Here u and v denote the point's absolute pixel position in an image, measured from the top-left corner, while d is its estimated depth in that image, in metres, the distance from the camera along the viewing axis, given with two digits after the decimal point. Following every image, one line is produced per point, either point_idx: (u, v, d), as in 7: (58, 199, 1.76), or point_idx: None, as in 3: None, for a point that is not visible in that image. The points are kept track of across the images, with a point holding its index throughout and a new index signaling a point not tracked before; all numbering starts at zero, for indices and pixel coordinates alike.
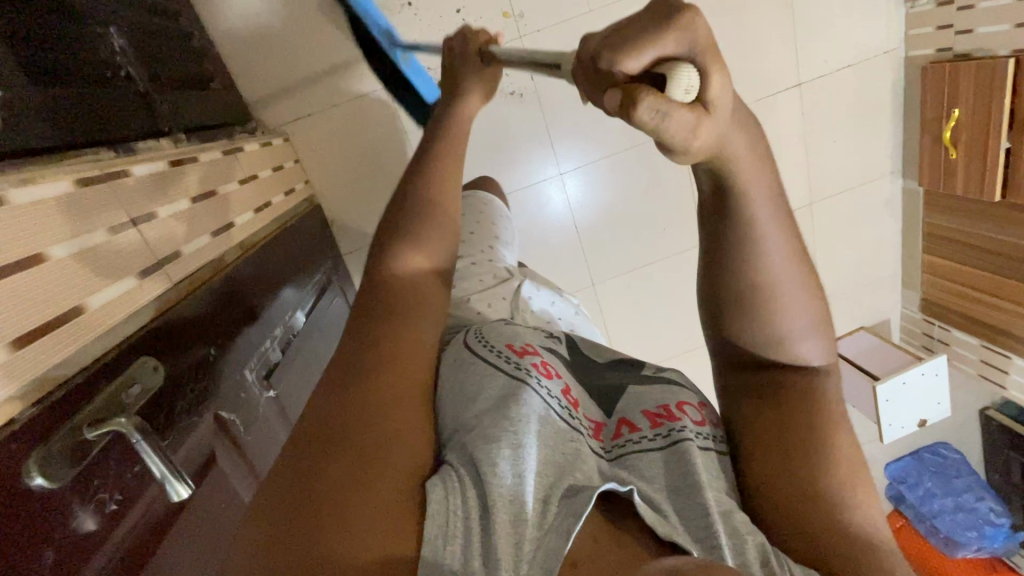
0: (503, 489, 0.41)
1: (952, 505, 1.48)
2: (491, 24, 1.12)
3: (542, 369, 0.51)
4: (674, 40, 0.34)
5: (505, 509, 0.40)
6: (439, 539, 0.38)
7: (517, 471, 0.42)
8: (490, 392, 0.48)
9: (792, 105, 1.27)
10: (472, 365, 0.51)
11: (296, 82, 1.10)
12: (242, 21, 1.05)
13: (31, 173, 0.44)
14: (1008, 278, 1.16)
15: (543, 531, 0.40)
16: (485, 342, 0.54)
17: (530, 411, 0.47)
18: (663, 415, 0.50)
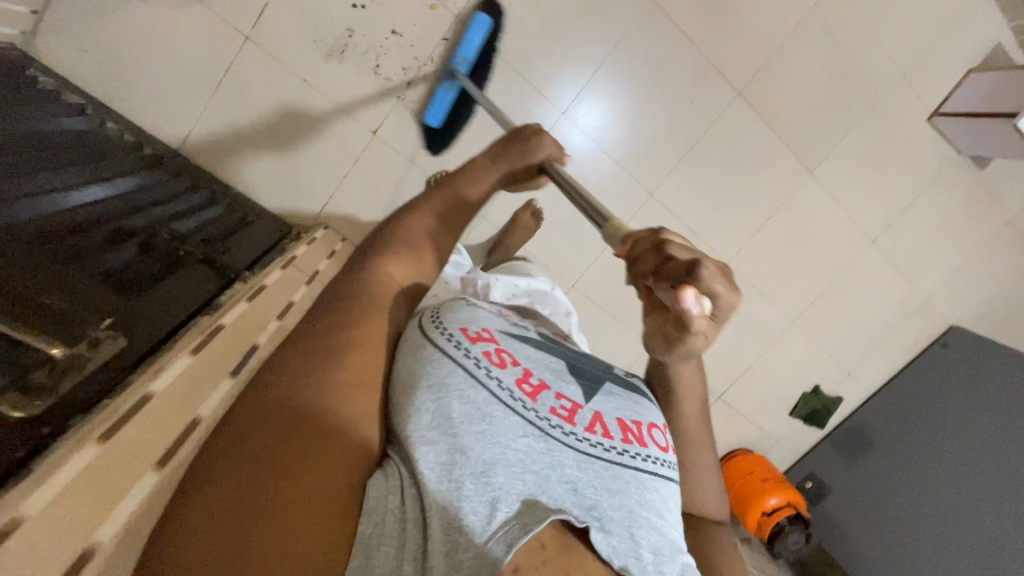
0: (436, 494, 0.49)
1: None
2: (425, 22, 1.11)
3: (495, 359, 0.59)
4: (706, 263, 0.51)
5: (442, 514, 0.48)
6: (375, 539, 0.45)
7: (454, 475, 0.50)
8: (440, 382, 0.55)
9: None
10: (424, 352, 0.58)
11: (306, 177, 1.21)
12: (240, 156, 1.16)
13: (160, 362, 0.60)
14: None
15: (483, 539, 0.47)
16: (440, 327, 0.60)
17: (478, 405, 0.55)
18: (634, 432, 0.62)
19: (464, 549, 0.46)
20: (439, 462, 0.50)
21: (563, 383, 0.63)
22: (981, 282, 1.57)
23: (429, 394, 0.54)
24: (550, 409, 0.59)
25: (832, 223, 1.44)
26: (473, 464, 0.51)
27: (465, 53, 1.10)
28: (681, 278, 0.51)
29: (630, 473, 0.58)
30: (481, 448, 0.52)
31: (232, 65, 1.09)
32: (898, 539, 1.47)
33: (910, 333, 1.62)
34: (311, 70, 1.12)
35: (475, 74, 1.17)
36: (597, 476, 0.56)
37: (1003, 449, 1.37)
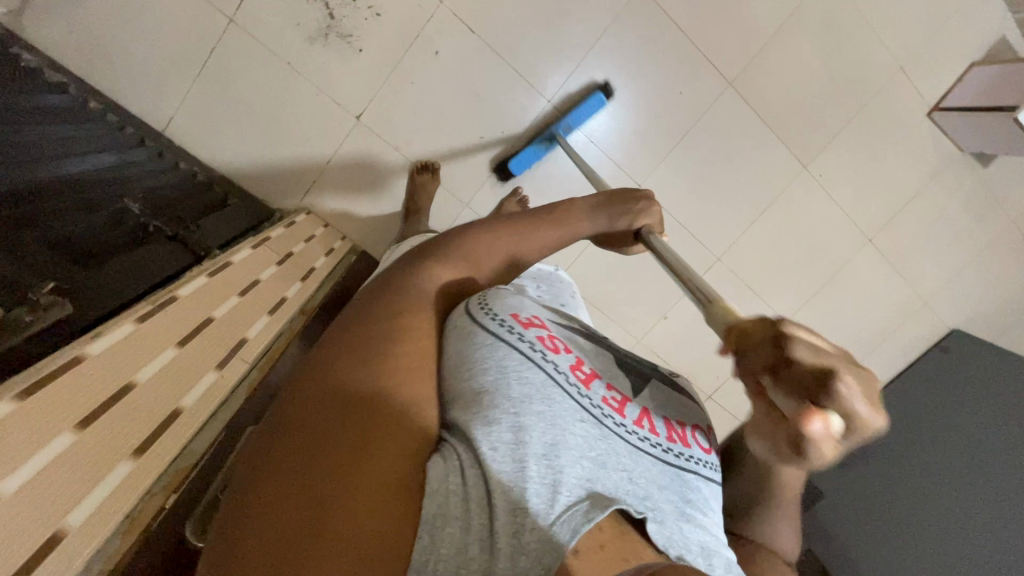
0: (499, 476, 0.45)
1: None
2: (410, 7, 1.10)
3: (547, 344, 0.57)
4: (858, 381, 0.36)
5: (507, 494, 0.44)
6: (439, 521, 0.42)
7: (517, 455, 0.46)
8: (495, 364, 0.53)
9: None
10: (476, 334, 0.55)
11: (289, 162, 1.20)
12: (224, 139, 1.16)
13: (100, 329, 0.54)
14: None
15: (549, 519, 0.43)
16: (491, 311, 0.58)
17: (534, 387, 0.52)
18: (678, 432, 0.59)
19: (531, 529, 0.42)
20: (502, 441, 0.47)
21: (611, 375, 0.61)
22: (982, 284, 1.52)
23: (488, 376, 0.51)
24: (601, 397, 0.56)
25: (827, 221, 1.40)
26: (535, 446, 0.47)
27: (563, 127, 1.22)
28: (810, 396, 0.35)
29: (673, 471, 0.55)
30: (542, 431, 0.49)
31: (217, 47, 1.09)
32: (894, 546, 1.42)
33: (908, 336, 1.58)
34: (296, 53, 1.12)
35: (460, 60, 1.16)
36: (644, 469, 0.53)
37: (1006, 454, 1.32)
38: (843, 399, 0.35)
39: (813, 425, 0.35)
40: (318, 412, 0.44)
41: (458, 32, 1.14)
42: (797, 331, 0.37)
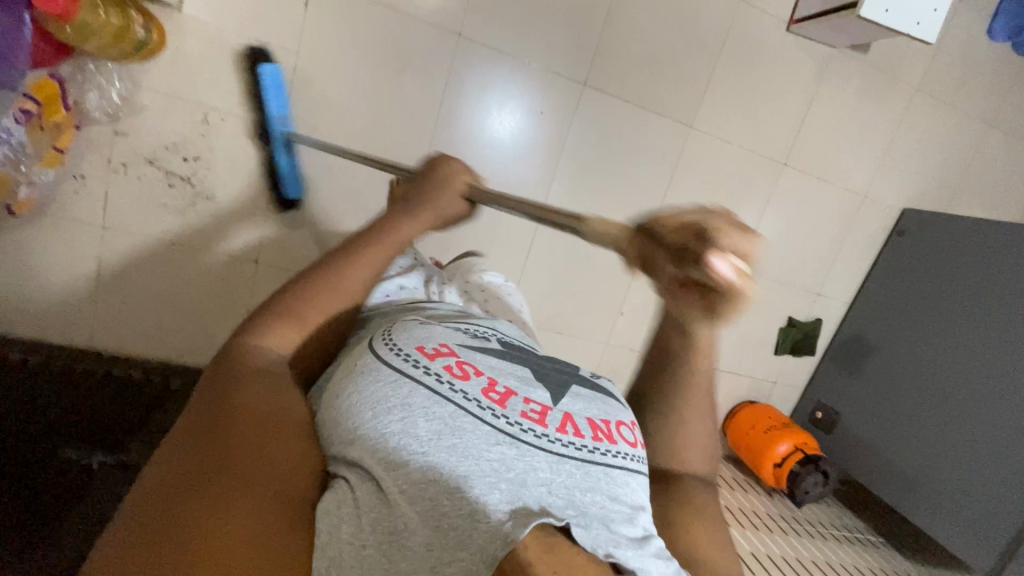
0: (410, 509, 0.50)
1: None
2: (257, 148, 1.13)
3: (457, 371, 0.59)
4: (731, 233, 0.49)
5: (425, 523, 0.49)
6: (337, 562, 0.46)
7: (423, 487, 0.51)
8: (398, 402, 0.55)
9: None
10: (381, 373, 0.58)
11: (208, 326, 1.22)
12: (144, 329, 1.19)
13: None
14: None
15: (476, 545, 0.48)
16: (395, 348, 0.61)
17: (442, 419, 0.55)
18: (604, 429, 0.61)
19: (448, 560, 0.47)
20: (413, 479, 0.51)
21: (530, 387, 0.62)
22: (912, 158, 1.50)
23: (389, 415, 0.55)
24: (521, 412, 0.58)
25: (736, 163, 1.39)
26: (445, 480, 0.51)
27: (274, 107, 1.07)
28: (703, 247, 0.48)
29: (602, 470, 0.57)
30: (456, 461, 0.52)
31: (102, 255, 1.13)
32: (919, 453, 1.40)
33: (863, 233, 1.56)
34: (172, 229, 1.15)
35: (324, 172, 1.18)
36: (569, 476, 0.55)
37: (998, 330, 1.31)
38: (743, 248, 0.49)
39: (724, 270, 0.47)
40: (205, 469, 0.47)
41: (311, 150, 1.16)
42: (700, 220, 0.49)
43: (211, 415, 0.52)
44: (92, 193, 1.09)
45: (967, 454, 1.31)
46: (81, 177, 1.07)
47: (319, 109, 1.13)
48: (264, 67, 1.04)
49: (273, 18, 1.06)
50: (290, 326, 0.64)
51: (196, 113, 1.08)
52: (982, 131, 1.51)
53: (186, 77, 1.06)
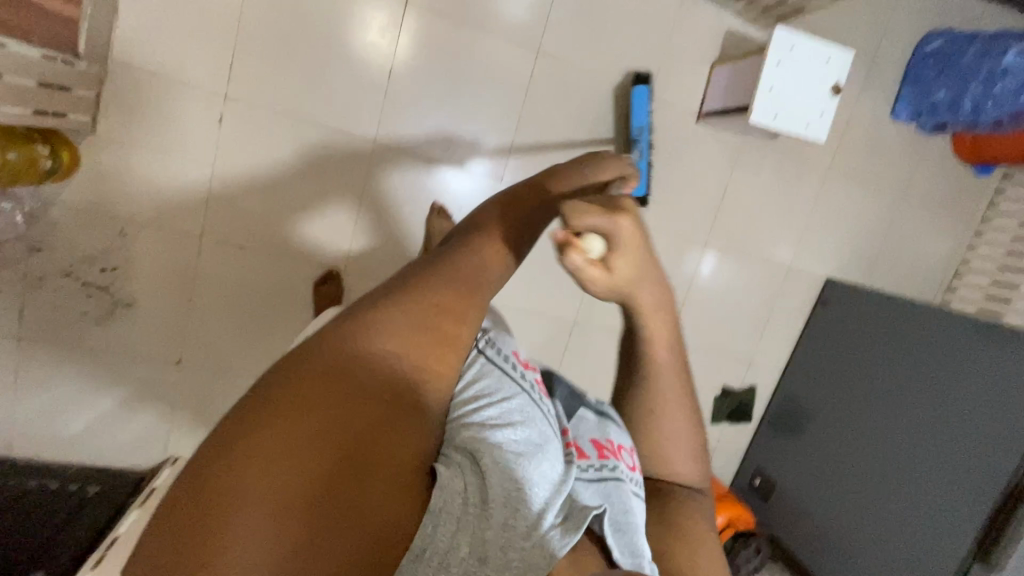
0: (499, 489, 0.42)
1: (978, 90, 1.33)
2: (176, 255, 1.15)
3: (539, 387, 0.58)
4: (606, 219, 0.46)
5: (502, 508, 0.41)
6: (437, 518, 0.38)
7: (514, 472, 0.44)
8: (498, 389, 0.51)
9: (428, 22, 1.16)
10: (479, 362, 0.53)
11: (134, 428, 1.21)
12: (64, 438, 1.18)
13: None
14: None
15: (534, 543, 0.42)
16: (490, 345, 0.57)
17: (527, 414, 0.50)
18: (608, 448, 0.56)
19: (513, 549, 0.40)
20: (506, 458, 0.44)
21: (564, 417, 0.59)
22: (833, 229, 1.56)
23: (488, 398, 0.49)
24: (562, 439, 0.55)
25: (661, 243, 1.43)
26: (532, 466, 0.46)
27: (641, 120, 1.26)
28: (572, 224, 0.46)
29: (610, 486, 0.52)
30: (542, 456, 0.48)
31: (18, 368, 1.13)
32: (862, 508, 1.39)
33: (791, 300, 1.61)
34: (92, 338, 1.15)
35: (247, 272, 1.19)
36: (589, 490, 0.50)
37: (922, 389, 1.35)
38: (604, 221, 0.46)
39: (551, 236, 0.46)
40: (313, 379, 0.35)
41: (230, 253, 1.17)
42: (592, 203, 0.48)
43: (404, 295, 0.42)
44: (7, 308, 1.09)
45: (915, 506, 1.29)
46: None
47: (238, 213, 1.16)
48: (639, 86, 1.25)
49: (190, 135, 1.10)
50: (495, 234, 0.51)
51: (113, 226, 1.10)
52: (899, 201, 1.58)
53: (102, 194, 1.08)
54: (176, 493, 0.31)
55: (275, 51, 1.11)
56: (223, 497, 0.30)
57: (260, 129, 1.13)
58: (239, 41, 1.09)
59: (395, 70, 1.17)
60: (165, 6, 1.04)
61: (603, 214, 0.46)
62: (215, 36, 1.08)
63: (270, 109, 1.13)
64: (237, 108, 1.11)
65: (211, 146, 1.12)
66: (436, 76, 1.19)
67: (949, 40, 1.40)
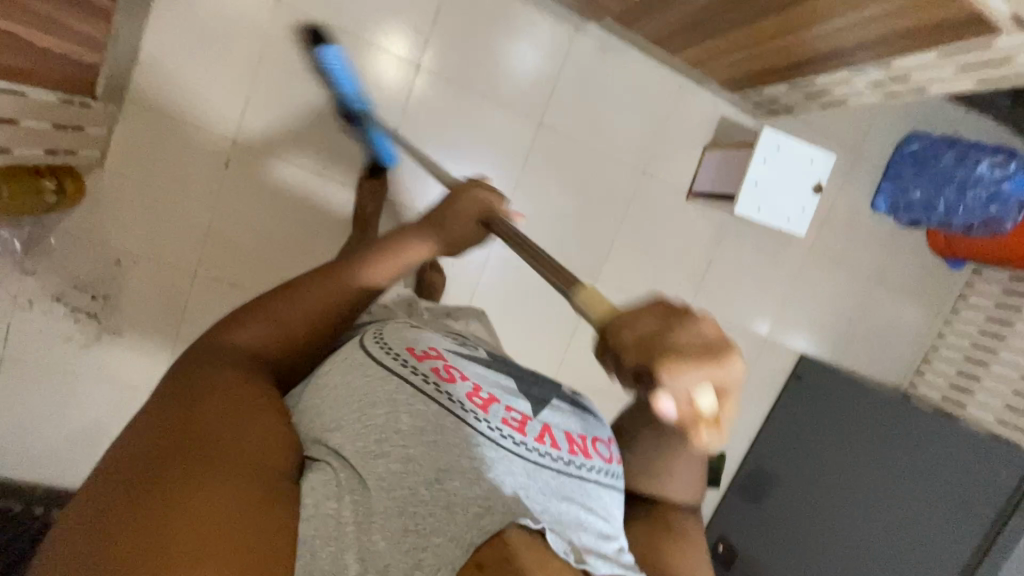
0: (385, 500, 0.47)
1: (953, 194, 1.42)
2: (168, 288, 1.17)
3: (443, 373, 0.59)
4: (713, 368, 0.42)
5: (398, 519, 0.46)
6: (318, 540, 0.44)
7: (399, 484, 0.49)
8: (383, 397, 0.55)
9: (436, 87, 1.21)
10: (367, 369, 0.58)
11: (105, 453, 1.21)
12: (32, 459, 1.17)
13: None
14: (741, 28, 0.99)
15: (450, 539, 0.45)
16: (386, 347, 0.61)
17: (421, 417, 0.54)
18: (579, 443, 0.61)
19: (424, 550, 0.44)
20: (386, 471, 0.49)
21: (514, 397, 0.61)
22: (809, 308, 1.62)
23: (374, 409, 0.54)
24: (501, 420, 0.58)
25: None
26: (426, 473, 0.49)
27: (347, 85, 1.10)
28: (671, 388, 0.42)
29: (576, 482, 0.57)
30: (434, 457, 0.51)
31: None
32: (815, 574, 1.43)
33: (765, 373, 1.65)
34: (74, 363, 1.15)
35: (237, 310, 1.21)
36: (547, 483, 0.54)
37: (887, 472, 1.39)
38: (709, 371, 0.42)
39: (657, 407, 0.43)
40: (152, 456, 0.44)
41: (221, 291, 1.19)
42: (709, 355, 0.42)
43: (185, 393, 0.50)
44: None
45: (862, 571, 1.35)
46: None
47: (234, 252, 1.18)
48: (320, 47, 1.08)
49: (196, 174, 1.14)
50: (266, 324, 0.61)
51: (110, 257, 1.12)
52: (872, 287, 1.65)
53: (101, 225, 1.11)
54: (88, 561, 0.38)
55: (286, 103, 1.15)
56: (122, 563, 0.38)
57: (264, 175, 1.17)
58: (254, 91, 1.13)
59: (401, 130, 1.21)
60: (184, 55, 1.09)
61: (709, 371, 0.42)
62: (229, 85, 1.12)
63: (276, 157, 1.17)
64: (244, 154, 1.15)
65: (215, 188, 1.15)
66: (440, 138, 1.24)
67: (928, 146, 1.49)
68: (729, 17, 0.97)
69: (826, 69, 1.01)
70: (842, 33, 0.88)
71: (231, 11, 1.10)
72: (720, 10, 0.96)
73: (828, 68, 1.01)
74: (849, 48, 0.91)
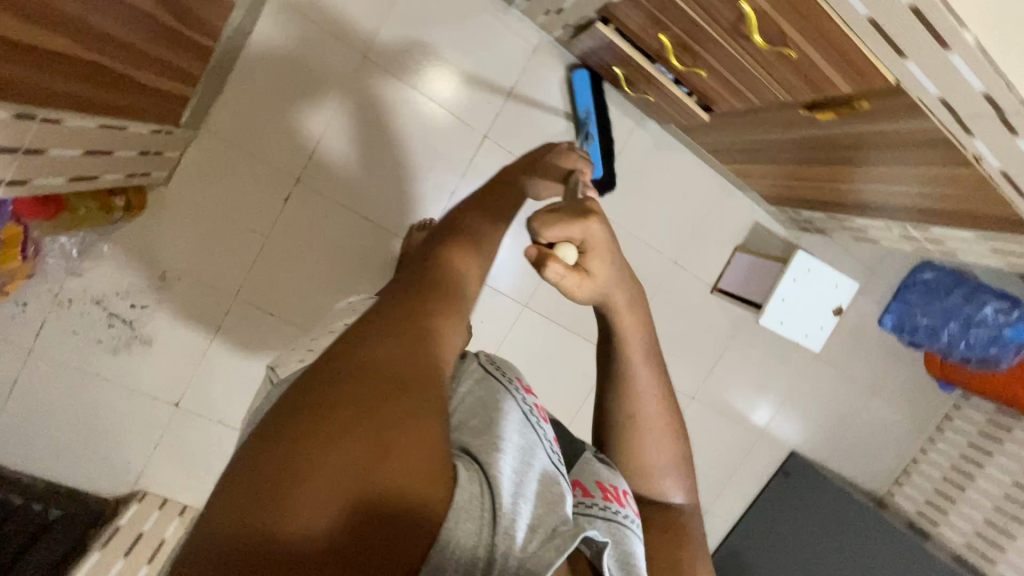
0: (505, 490, 0.39)
1: (957, 327, 1.51)
2: (205, 306, 1.19)
3: (539, 413, 0.54)
4: (576, 225, 0.54)
5: (507, 510, 0.38)
6: (459, 514, 0.35)
7: (516, 482, 0.41)
8: (497, 403, 0.49)
9: (498, 154, 1.26)
10: (481, 381, 0.52)
11: (114, 454, 1.22)
12: (42, 450, 1.18)
13: None
14: (796, 163, 1.06)
15: (533, 550, 0.38)
16: (495, 366, 0.56)
17: (524, 431, 0.47)
18: (612, 491, 0.54)
19: (518, 557, 0.36)
20: (509, 465, 0.42)
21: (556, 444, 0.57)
22: (805, 408, 1.69)
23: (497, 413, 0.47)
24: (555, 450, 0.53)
25: None
26: (530, 477, 0.43)
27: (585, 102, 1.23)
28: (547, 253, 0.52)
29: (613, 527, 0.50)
30: (534, 467, 0.44)
31: (18, 377, 1.14)
32: None
33: (755, 463, 1.71)
34: (102, 364, 1.17)
35: (267, 337, 1.23)
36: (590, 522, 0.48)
37: None
38: (570, 229, 0.54)
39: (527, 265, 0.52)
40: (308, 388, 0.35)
41: (255, 317, 1.22)
42: (591, 225, 0.54)
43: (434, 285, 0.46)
44: (28, 321, 1.12)
45: None
46: (22, 305, 1.11)
47: (277, 282, 1.21)
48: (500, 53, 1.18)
49: (253, 206, 1.17)
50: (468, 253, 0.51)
51: (155, 269, 1.15)
52: (867, 397, 1.73)
53: (153, 238, 1.13)
54: (267, 476, 0.32)
55: (354, 148, 1.19)
56: (290, 483, 0.31)
57: (320, 212, 1.20)
58: (326, 137, 1.17)
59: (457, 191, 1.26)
60: (267, 90, 1.13)
61: (568, 225, 0.53)
62: (303, 123, 1.16)
63: (335, 197, 1.20)
64: (305, 190, 1.18)
65: (270, 218, 1.18)
66: None
67: (942, 277, 1.55)
68: (789, 154, 1.04)
69: (867, 213, 1.08)
70: (891, 195, 0.95)
71: (318, 58, 1.14)
72: (782, 147, 1.02)
73: (869, 213, 1.08)
74: (894, 206, 0.98)
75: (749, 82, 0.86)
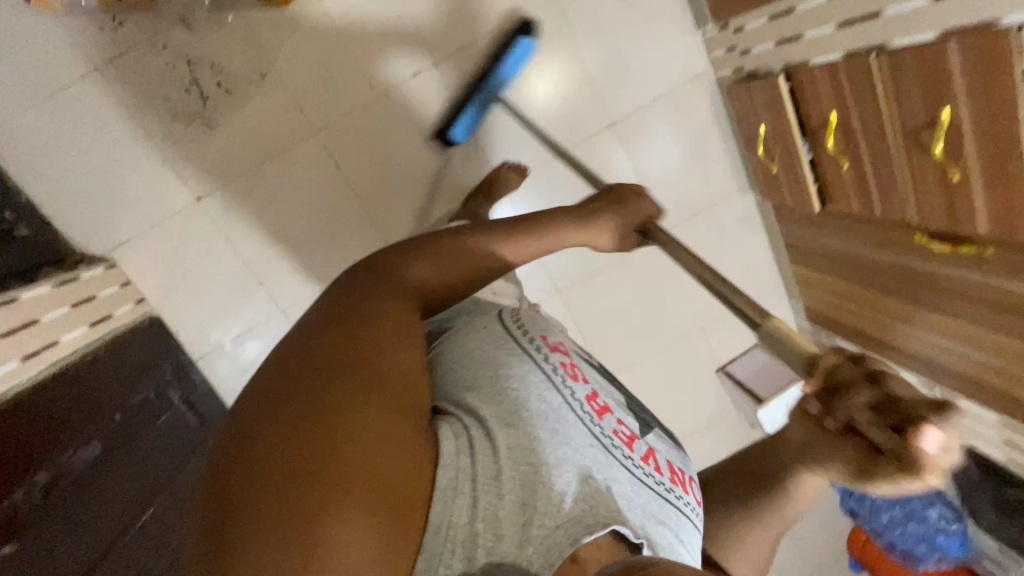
0: (511, 470, 0.51)
1: (900, 515, 1.56)
2: (283, 125, 1.15)
3: (569, 371, 0.63)
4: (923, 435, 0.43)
5: (517, 492, 0.49)
6: (448, 494, 0.48)
7: (528, 460, 0.51)
8: (516, 377, 0.59)
9: (613, 145, 1.28)
10: (505, 348, 0.63)
11: (113, 210, 1.14)
12: (48, 168, 1.10)
13: None
14: (868, 289, 1.11)
15: (556, 522, 0.47)
16: (521, 329, 0.66)
17: (550, 407, 0.57)
18: (677, 475, 0.61)
19: (536, 528, 0.47)
20: (520, 443, 0.53)
21: (625, 412, 0.64)
22: None
23: (510, 385, 0.58)
24: (613, 428, 0.59)
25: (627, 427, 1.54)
26: (548, 456, 0.52)
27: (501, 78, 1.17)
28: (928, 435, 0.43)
29: (672, 506, 0.57)
30: (555, 444, 0.53)
31: (69, 86, 1.07)
32: None
33: None
34: (155, 121, 1.11)
35: (322, 186, 1.20)
36: (648, 498, 0.55)
37: None
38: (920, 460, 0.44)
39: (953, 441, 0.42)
40: (315, 404, 0.48)
41: (321, 162, 1.18)
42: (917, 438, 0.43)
43: (377, 285, 0.63)
44: (115, 41, 1.07)
45: None
46: (120, 23, 1.05)
47: (361, 142, 1.18)
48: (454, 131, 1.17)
49: (381, 60, 1.15)
50: (428, 260, 0.68)
51: (262, 65, 1.11)
52: None
53: (278, 37, 1.11)
54: (282, 465, 0.44)
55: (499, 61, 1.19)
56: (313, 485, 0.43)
57: (436, 101, 1.19)
58: (479, 40, 1.17)
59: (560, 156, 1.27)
60: None
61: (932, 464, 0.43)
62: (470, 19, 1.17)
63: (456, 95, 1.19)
64: (432, 76, 1.18)
65: (390, 82, 1.16)
66: (584, 194, 1.31)
67: None
68: (871, 278, 1.08)
69: (905, 365, 1.13)
70: (938, 352, 1.00)
71: None
72: (867, 267, 1.08)
73: (907, 366, 1.12)
74: (932, 365, 1.04)
75: (886, 190, 0.91)
